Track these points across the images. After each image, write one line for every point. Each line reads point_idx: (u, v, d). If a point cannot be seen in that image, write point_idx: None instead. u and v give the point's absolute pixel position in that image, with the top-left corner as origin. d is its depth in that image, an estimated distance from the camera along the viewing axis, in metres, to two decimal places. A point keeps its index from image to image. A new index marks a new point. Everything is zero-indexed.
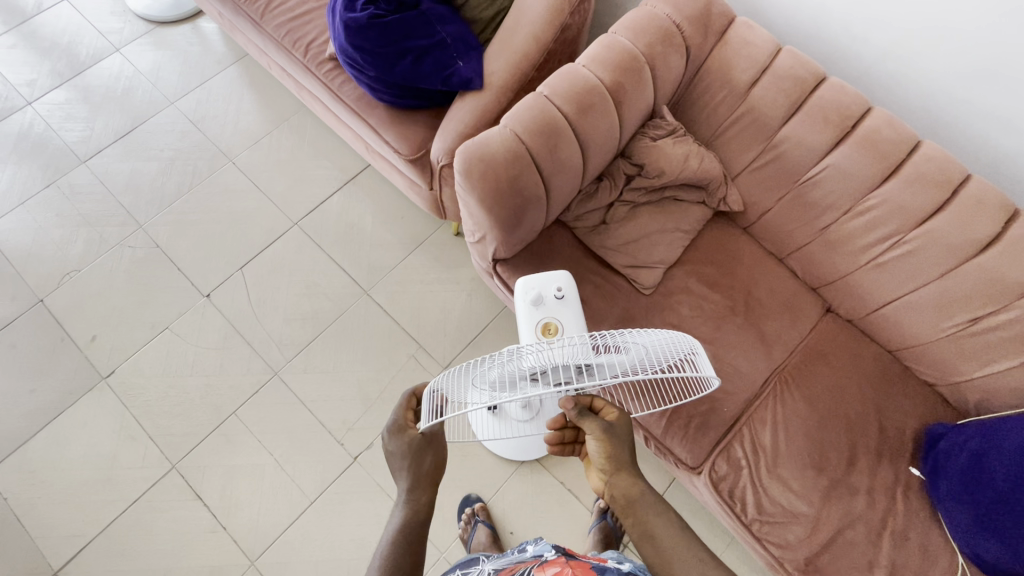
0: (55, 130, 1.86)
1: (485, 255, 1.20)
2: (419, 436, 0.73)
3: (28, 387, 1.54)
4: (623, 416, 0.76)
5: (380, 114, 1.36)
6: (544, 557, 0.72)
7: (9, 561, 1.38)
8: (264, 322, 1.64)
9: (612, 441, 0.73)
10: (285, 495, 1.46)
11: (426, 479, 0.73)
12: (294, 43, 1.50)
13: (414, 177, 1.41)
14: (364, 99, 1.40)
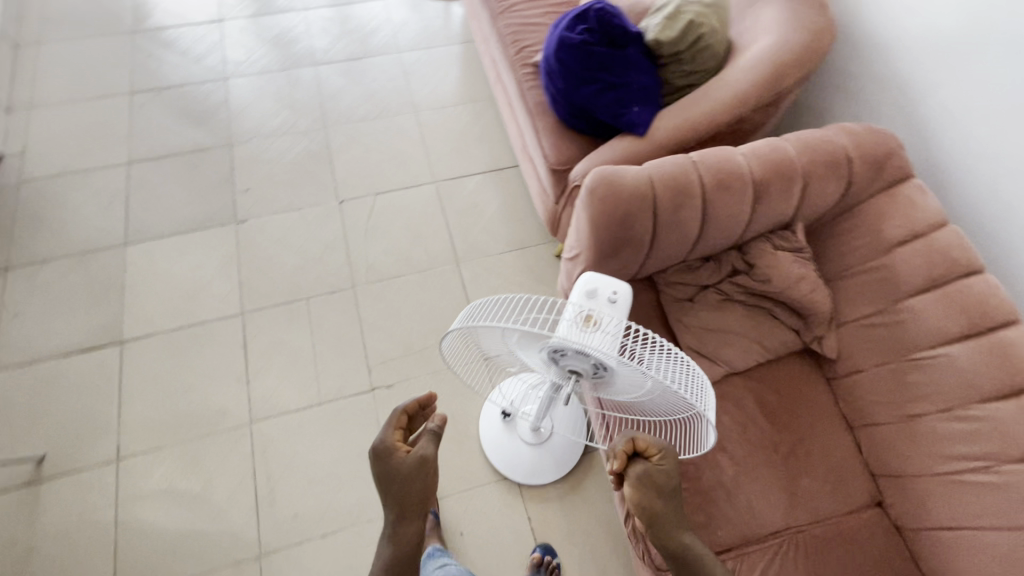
0: (311, 35, 2.29)
1: (569, 276, 1.21)
2: (411, 462, 0.81)
3: (186, 201, 1.87)
4: (662, 458, 0.79)
5: (549, 123, 1.51)
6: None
7: (101, 315, 1.66)
8: (368, 243, 1.84)
9: (648, 489, 0.79)
10: (303, 385, 1.59)
11: (413, 505, 0.80)
12: (513, 41, 1.72)
13: (548, 185, 1.53)
14: (542, 105, 1.56)
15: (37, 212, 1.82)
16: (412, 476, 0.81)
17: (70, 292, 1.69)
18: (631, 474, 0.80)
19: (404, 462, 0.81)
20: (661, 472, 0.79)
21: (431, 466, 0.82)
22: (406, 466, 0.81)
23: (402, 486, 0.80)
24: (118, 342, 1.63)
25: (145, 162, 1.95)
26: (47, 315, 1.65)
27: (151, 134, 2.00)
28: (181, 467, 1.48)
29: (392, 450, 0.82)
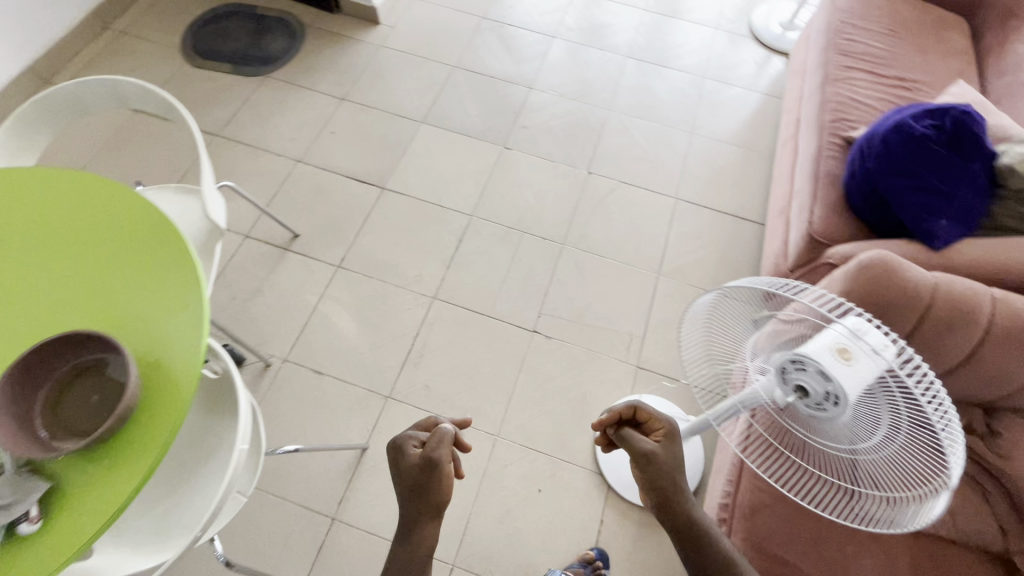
0: (637, 33, 2.50)
1: None
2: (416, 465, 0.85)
3: (477, 112, 2.19)
4: (662, 434, 0.93)
5: (831, 196, 1.48)
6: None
7: (379, 161, 2.03)
8: (592, 216, 1.97)
9: (640, 465, 0.91)
10: (485, 295, 1.79)
11: (409, 507, 0.85)
12: (834, 107, 1.67)
13: (795, 248, 1.49)
14: (832, 177, 1.52)
15: (379, 71, 2.28)
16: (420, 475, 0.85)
17: (370, 136, 2.09)
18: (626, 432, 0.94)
19: (410, 463, 0.86)
20: (664, 441, 0.92)
21: (437, 474, 0.84)
22: (410, 468, 0.85)
23: (407, 487, 0.85)
24: (381, 187, 1.98)
25: (464, 70, 2.32)
26: (349, 143, 2.07)
27: (479, 53, 2.37)
28: (372, 299, 1.76)
29: (400, 445, 0.88)
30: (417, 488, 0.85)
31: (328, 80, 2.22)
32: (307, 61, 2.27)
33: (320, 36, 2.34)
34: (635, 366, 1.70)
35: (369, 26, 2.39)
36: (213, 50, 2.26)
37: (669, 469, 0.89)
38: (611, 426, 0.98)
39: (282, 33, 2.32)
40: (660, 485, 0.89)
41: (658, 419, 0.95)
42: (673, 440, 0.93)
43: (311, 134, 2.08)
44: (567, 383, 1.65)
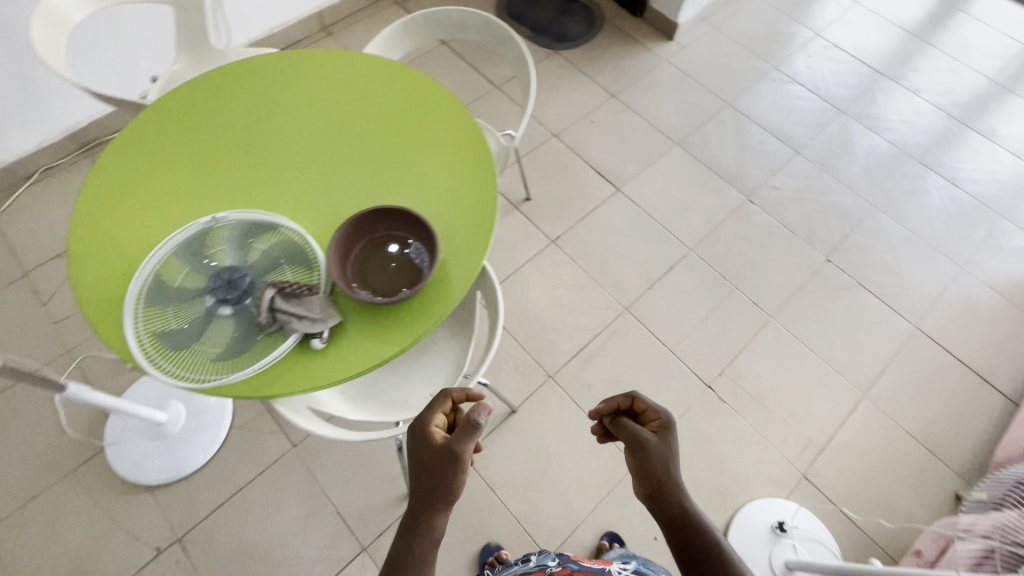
0: (939, 140, 2.25)
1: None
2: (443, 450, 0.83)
3: (734, 155, 2.13)
4: (660, 428, 0.87)
5: None
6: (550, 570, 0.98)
7: (624, 163, 2.07)
8: (814, 304, 1.83)
9: (632, 457, 0.86)
10: (673, 330, 1.75)
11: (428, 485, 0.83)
12: None
13: None
14: None
15: (655, 83, 2.31)
16: (434, 460, 0.83)
17: (624, 137, 2.14)
18: (622, 421, 0.88)
19: (438, 447, 0.84)
20: (659, 432, 0.86)
21: (451, 464, 0.82)
22: (438, 453, 0.83)
23: (428, 471, 0.83)
24: (616, 187, 2.02)
25: (736, 111, 2.26)
26: (603, 137, 2.13)
27: (757, 101, 2.30)
28: (570, 284, 1.81)
29: (428, 423, 0.87)
30: (429, 472, 0.84)
31: (607, 75, 2.31)
32: (595, 52, 2.38)
33: (615, 33, 2.44)
34: (800, 473, 1.56)
35: (662, 39, 2.44)
36: (521, 15, 2.46)
37: (653, 459, 0.84)
38: (607, 416, 0.91)
39: (583, 20, 2.46)
40: (650, 473, 0.83)
41: (649, 413, 0.88)
42: (659, 433, 0.86)
43: (574, 116, 2.18)
44: (722, 453, 1.57)
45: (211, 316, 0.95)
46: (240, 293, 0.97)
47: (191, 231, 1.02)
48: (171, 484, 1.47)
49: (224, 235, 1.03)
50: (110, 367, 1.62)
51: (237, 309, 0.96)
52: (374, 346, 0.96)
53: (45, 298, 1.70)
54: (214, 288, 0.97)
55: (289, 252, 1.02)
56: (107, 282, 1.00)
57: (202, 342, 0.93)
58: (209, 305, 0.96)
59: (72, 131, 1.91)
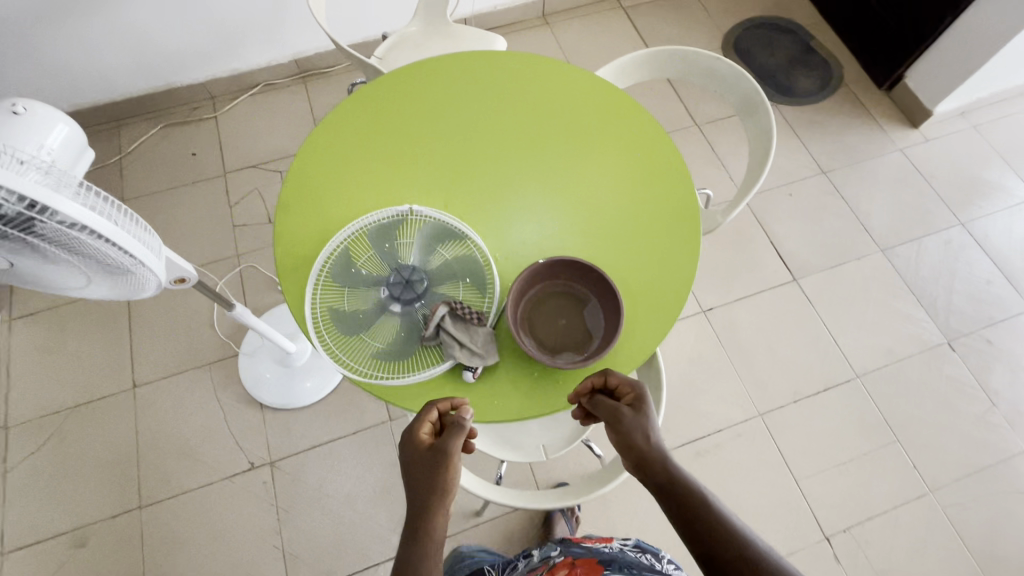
0: None
1: None
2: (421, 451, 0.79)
3: (947, 287, 1.80)
4: (638, 394, 0.82)
5: None
6: (551, 565, 0.96)
7: (810, 254, 1.83)
8: (991, 498, 1.51)
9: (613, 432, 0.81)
10: (807, 459, 1.55)
11: (419, 498, 0.76)
12: None
13: None
14: None
15: (879, 172, 2.00)
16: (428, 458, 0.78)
17: (821, 224, 1.88)
18: (596, 399, 0.84)
19: (421, 451, 0.79)
20: (636, 404, 0.81)
21: (438, 463, 0.77)
22: (422, 456, 0.78)
23: (410, 483, 0.78)
24: (794, 277, 1.79)
25: (968, 235, 1.90)
26: (797, 216, 1.90)
27: (1000, 231, 1.91)
28: (708, 365, 1.65)
29: (416, 431, 0.80)
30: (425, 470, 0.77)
31: (824, 147, 2.04)
32: (819, 116, 2.10)
33: (850, 102, 2.13)
34: None
35: (905, 124, 2.10)
36: (749, 53, 2.24)
37: (629, 427, 0.79)
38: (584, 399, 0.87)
39: (818, 77, 2.18)
40: (632, 442, 0.79)
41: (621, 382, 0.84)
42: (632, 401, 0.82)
43: (772, 181, 1.95)
44: None
45: (381, 311, 0.95)
46: (413, 296, 0.96)
47: (384, 217, 1.02)
48: (280, 411, 1.58)
49: (411, 230, 1.02)
50: (264, 285, 1.76)
51: (406, 311, 0.95)
52: (521, 400, 0.92)
53: (231, 203, 1.88)
54: (391, 283, 0.97)
55: (467, 268, 0.99)
56: (305, 241, 1.04)
57: (368, 335, 0.94)
58: (382, 298, 0.96)
59: (298, 58, 2.05)
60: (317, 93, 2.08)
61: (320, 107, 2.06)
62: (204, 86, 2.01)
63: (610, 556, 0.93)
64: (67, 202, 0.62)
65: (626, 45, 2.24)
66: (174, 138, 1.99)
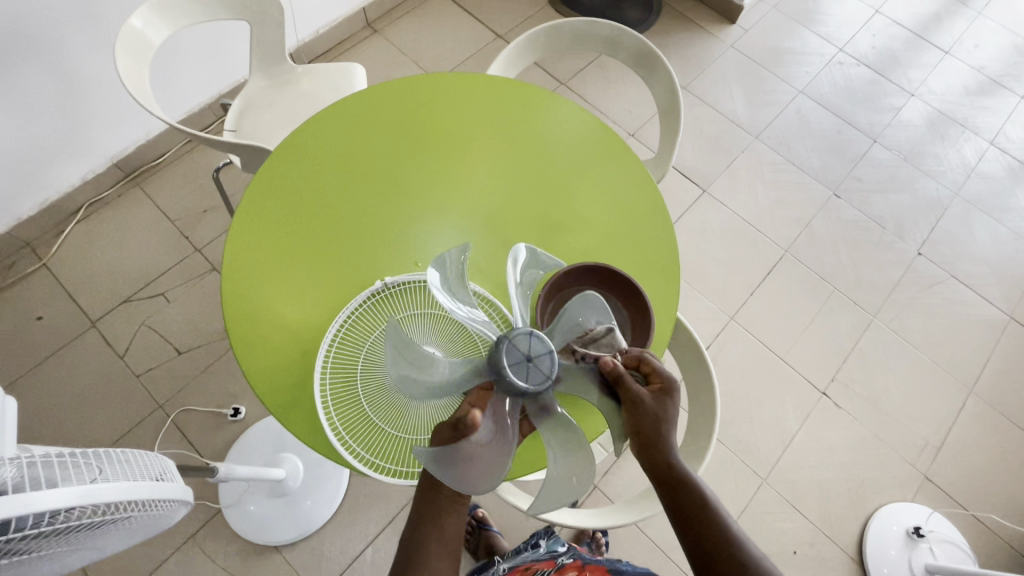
0: (1008, 120, 2.24)
1: None
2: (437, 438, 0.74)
3: (813, 148, 2.08)
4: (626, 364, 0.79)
5: None
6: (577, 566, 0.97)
7: (706, 164, 2.00)
8: (912, 301, 1.83)
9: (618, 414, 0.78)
10: (781, 337, 1.73)
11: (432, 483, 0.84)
12: None
13: None
14: None
15: (723, 71, 2.21)
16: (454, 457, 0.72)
17: (702, 133, 2.06)
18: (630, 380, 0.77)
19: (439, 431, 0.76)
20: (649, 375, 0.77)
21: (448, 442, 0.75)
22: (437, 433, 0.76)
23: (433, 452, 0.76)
24: (703, 189, 1.95)
25: (809, 99, 2.19)
26: (681, 134, 2.04)
27: (828, 87, 2.24)
28: None
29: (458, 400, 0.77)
30: (456, 472, 0.71)
31: (673, 65, 2.20)
32: (657, 39, 2.25)
33: (676, 18, 2.30)
34: (922, 476, 1.59)
35: (724, 22, 2.32)
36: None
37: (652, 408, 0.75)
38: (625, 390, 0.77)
39: (640, 3, 2.31)
40: (643, 432, 0.74)
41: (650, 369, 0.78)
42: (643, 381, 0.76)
43: (648, 110, 2.06)
44: (845, 461, 1.59)
45: (533, 391, 0.75)
46: (545, 346, 0.78)
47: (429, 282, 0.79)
48: (300, 541, 1.41)
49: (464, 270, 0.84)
50: (210, 423, 1.52)
51: (552, 360, 0.77)
52: (591, 413, 0.97)
53: (121, 352, 1.57)
54: (504, 357, 0.77)
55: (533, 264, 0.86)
56: (285, 365, 0.91)
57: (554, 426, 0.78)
58: (516, 378, 0.75)
59: (117, 160, 1.71)
60: (159, 190, 1.77)
61: (171, 205, 1.76)
62: (11, 235, 1.61)
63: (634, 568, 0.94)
64: (45, 493, 0.47)
65: (463, 27, 2.18)
66: (3, 309, 1.59)
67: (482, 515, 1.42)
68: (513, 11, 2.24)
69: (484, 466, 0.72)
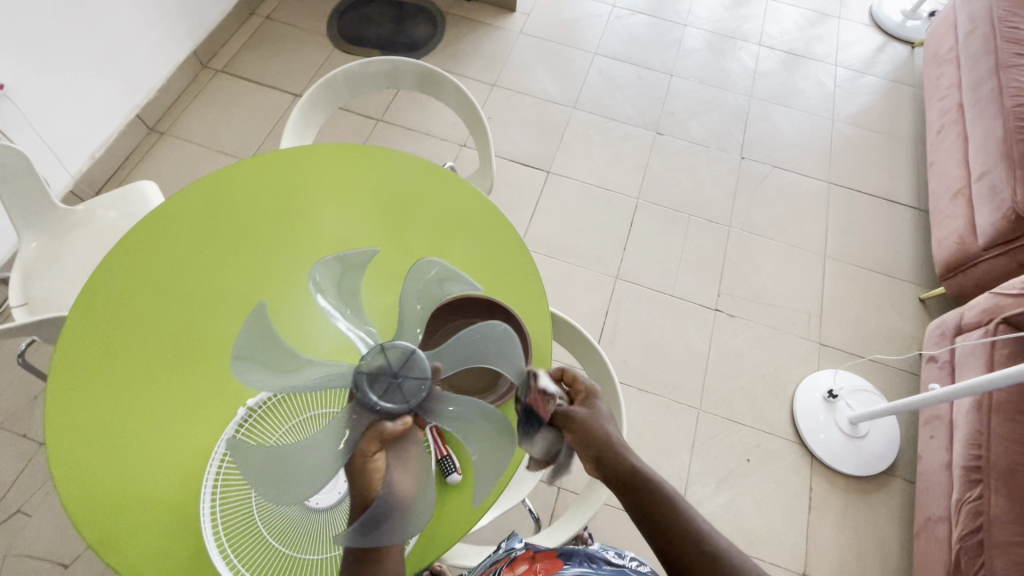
0: (765, 19, 2.56)
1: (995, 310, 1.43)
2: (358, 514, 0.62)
3: (625, 99, 2.24)
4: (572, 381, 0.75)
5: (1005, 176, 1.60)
6: (514, 556, 0.89)
7: (540, 148, 2.07)
8: (754, 200, 2.03)
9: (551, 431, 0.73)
10: (664, 276, 1.85)
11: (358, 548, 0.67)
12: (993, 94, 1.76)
13: (983, 233, 1.62)
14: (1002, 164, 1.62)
15: (523, 58, 2.30)
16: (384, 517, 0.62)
17: (526, 121, 2.13)
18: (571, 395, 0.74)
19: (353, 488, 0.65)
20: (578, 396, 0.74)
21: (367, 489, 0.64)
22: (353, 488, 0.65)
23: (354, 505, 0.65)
24: (547, 171, 2.02)
25: (605, 58, 2.35)
26: (507, 129, 2.10)
27: (616, 42, 2.41)
28: (559, 278, 1.80)
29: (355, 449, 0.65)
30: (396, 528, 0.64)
31: (476, 67, 2.25)
32: (453, 49, 2.28)
33: (462, 24, 2.35)
34: (818, 344, 1.78)
35: (506, 13, 2.41)
36: (359, 36, 2.27)
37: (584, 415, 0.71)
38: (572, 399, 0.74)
39: (424, 20, 2.33)
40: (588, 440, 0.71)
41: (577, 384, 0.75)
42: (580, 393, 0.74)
43: None
44: (756, 360, 1.73)
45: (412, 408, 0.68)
46: (405, 353, 0.71)
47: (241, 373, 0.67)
48: None
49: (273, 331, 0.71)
50: None
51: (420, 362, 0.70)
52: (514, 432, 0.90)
53: None
54: (371, 390, 0.69)
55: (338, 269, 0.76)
56: (167, 545, 0.80)
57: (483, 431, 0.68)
58: (391, 405, 0.68)
59: None
60: None
61: None
62: None
63: (569, 550, 0.87)
64: None
65: (258, 99, 2.06)
66: None
67: (438, 568, 1.28)
68: (302, 67, 2.16)
69: (418, 504, 0.65)
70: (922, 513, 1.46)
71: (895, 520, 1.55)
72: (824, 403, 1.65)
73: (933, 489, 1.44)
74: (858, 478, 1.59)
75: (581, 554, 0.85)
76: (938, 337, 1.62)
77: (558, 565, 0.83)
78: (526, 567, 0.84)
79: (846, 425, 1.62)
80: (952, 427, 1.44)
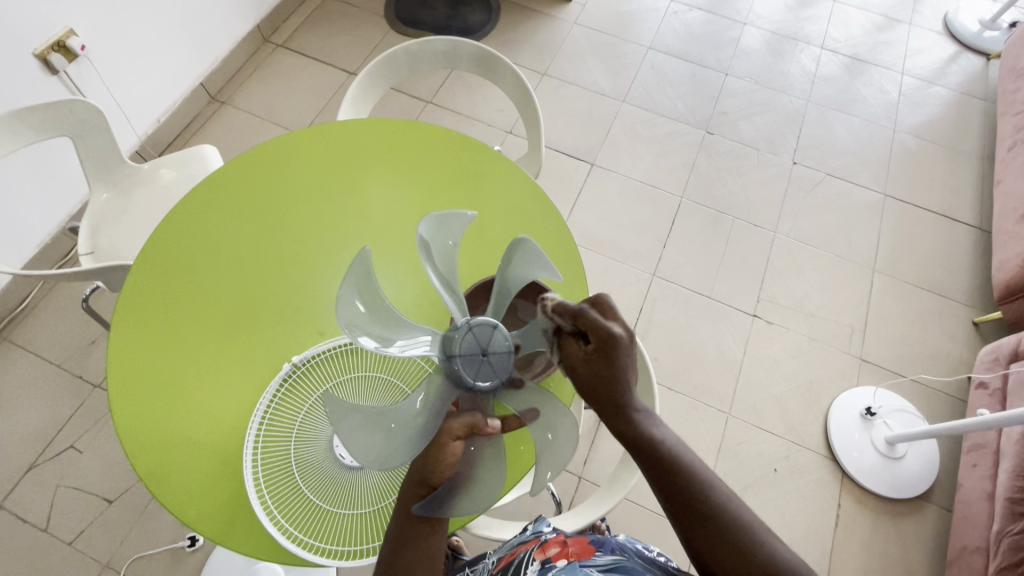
0: (829, 21, 2.47)
1: None
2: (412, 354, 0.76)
3: (676, 96, 2.20)
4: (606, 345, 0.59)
5: None
6: (544, 538, 0.89)
7: (586, 139, 2.06)
8: (802, 206, 1.97)
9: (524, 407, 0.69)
10: (703, 278, 1.81)
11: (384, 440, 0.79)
12: None
13: None
14: None
15: (575, 48, 2.28)
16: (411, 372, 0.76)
17: (573, 112, 2.12)
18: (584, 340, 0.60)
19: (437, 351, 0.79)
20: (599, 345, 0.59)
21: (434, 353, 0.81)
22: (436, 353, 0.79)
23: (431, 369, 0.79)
24: (591, 162, 2.01)
25: (659, 53, 2.31)
26: (554, 118, 2.09)
27: (672, 37, 2.36)
28: (595, 270, 1.79)
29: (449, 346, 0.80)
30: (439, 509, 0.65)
31: (529, 55, 2.25)
32: (506, 35, 2.29)
33: (516, 11, 2.35)
34: (858, 359, 1.72)
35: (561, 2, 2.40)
36: (415, 18, 2.29)
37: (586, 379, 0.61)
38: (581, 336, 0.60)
39: (479, 6, 2.34)
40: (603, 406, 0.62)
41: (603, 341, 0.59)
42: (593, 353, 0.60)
43: None
44: (792, 370, 1.69)
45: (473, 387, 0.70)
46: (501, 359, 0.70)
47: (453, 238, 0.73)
48: None
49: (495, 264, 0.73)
50: (169, 563, 1.39)
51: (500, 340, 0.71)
52: None
53: (41, 525, 1.40)
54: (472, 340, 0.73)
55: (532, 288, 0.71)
56: (207, 487, 0.84)
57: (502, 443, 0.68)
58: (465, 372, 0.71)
59: None
60: (34, 338, 1.60)
61: (53, 349, 1.59)
62: None
63: (599, 538, 0.88)
64: None
65: (314, 75, 2.12)
66: None
67: (456, 543, 1.30)
68: (357, 45, 2.21)
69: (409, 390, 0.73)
70: (958, 542, 1.40)
71: (927, 545, 1.50)
72: (860, 420, 1.60)
73: (972, 518, 1.38)
74: (890, 499, 1.54)
75: (611, 544, 0.86)
76: (989, 363, 1.55)
77: (592, 553, 0.83)
78: (558, 550, 0.84)
79: (882, 445, 1.56)
80: (998, 456, 1.38)
